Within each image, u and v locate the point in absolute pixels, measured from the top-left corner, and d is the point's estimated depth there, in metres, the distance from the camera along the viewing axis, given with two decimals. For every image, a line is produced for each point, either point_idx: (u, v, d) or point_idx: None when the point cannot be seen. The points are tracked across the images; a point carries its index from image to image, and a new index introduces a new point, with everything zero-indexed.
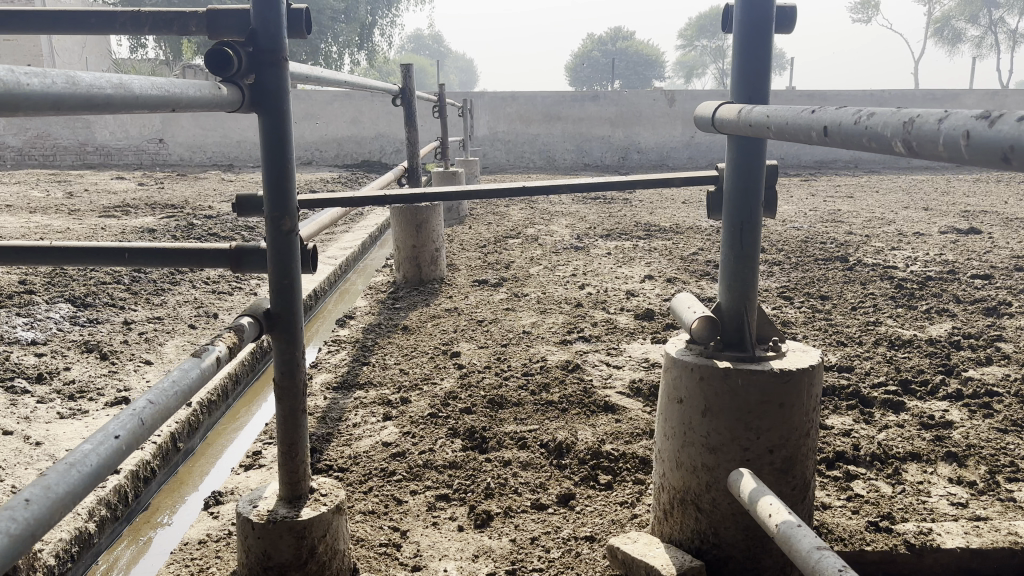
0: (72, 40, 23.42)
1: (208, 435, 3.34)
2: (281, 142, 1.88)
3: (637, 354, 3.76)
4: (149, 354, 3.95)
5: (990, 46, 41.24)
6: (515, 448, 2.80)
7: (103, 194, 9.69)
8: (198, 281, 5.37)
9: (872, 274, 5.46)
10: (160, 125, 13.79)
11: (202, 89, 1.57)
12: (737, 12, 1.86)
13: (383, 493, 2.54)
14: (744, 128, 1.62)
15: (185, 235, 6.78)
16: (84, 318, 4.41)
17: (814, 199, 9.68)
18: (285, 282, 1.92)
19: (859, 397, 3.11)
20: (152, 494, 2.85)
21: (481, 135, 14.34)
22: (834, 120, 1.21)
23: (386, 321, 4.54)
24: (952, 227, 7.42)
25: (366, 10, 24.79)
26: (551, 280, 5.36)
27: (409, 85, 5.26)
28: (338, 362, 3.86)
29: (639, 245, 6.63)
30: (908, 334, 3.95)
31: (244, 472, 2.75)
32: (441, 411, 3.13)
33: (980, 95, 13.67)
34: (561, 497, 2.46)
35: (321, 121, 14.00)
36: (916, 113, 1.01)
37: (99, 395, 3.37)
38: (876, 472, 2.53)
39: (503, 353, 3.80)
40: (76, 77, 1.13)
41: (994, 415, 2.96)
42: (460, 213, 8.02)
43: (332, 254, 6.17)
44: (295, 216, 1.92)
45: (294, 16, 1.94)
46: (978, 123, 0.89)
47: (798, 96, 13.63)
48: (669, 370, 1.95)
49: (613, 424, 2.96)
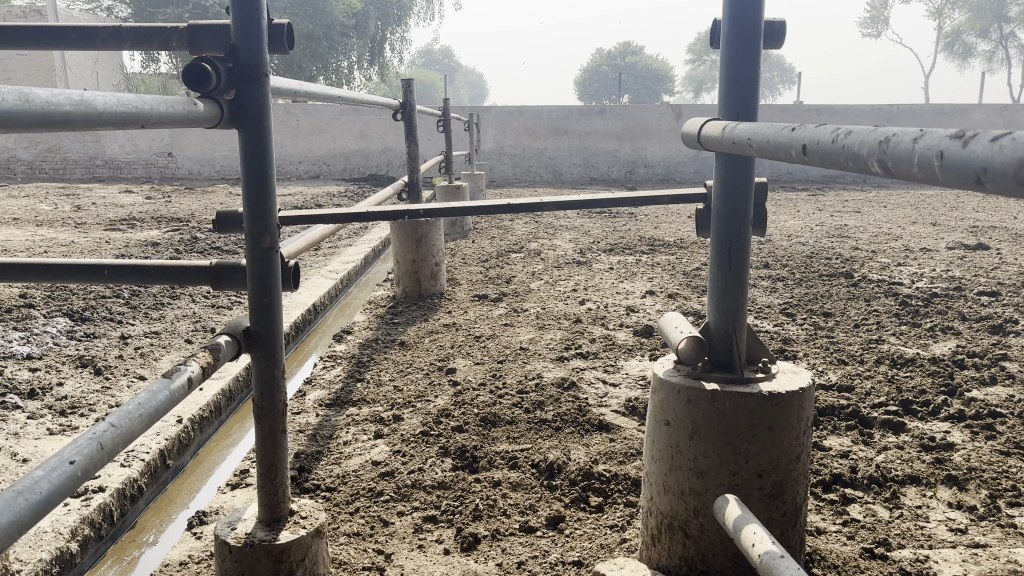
0: (83, 55, 23.69)
1: (199, 452, 3.31)
2: (261, 157, 1.85)
3: (634, 371, 3.71)
4: (144, 368, 3.91)
5: (1003, 60, 41.14)
6: (505, 468, 2.76)
7: (110, 207, 9.72)
8: (198, 295, 5.35)
9: (877, 291, 5.40)
10: (169, 139, 13.84)
11: (175, 104, 1.54)
12: (725, 25, 1.83)
13: (370, 514, 2.50)
14: (728, 145, 1.59)
15: (188, 249, 6.78)
16: (80, 333, 4.38)
17: (821, 213, 9.63)
18: (264, 300, 1.90)
19: (858, 417, 3.05)
20: (139, 513, 2.82)
21: (487, 150, 14.39)
22: (813, 138, 1.17)
23: (384, 336, 4.51)
24: (959, 243, 7.36)
25: (377, 24, 25.01)
26: (551, 295, 5.32)
27: (410, 99, 5.22)
28: (332, 379, 3.83)
29: (641, 260, 6.58)
30: (911, 352, 3.89)
31: (229, 491, 2.71)
32: (433, 429, 3.09)
33: (989, 110, 13.58)
34: (550, 519, 2.41)
35: (328, 135, 14.04)
36: (892, 132, 0.97)
37: (90, 411, 3.34)
38: (873, 496, 2.47)
39: (498, 370, 3.76)
40: (31, 94, 1.10)
41: (997, 437, 2.89)
42: (464, 227, 8.00)
43: (334, 268, 6.16)
44: (275, 233, 1.90)
45: (275, 31, 1.92)
46: (952, 143, 0.85)
47: (806, 110, 13.62)
48: (657, 391, 1.91)
49: (606, 444, 2.91)
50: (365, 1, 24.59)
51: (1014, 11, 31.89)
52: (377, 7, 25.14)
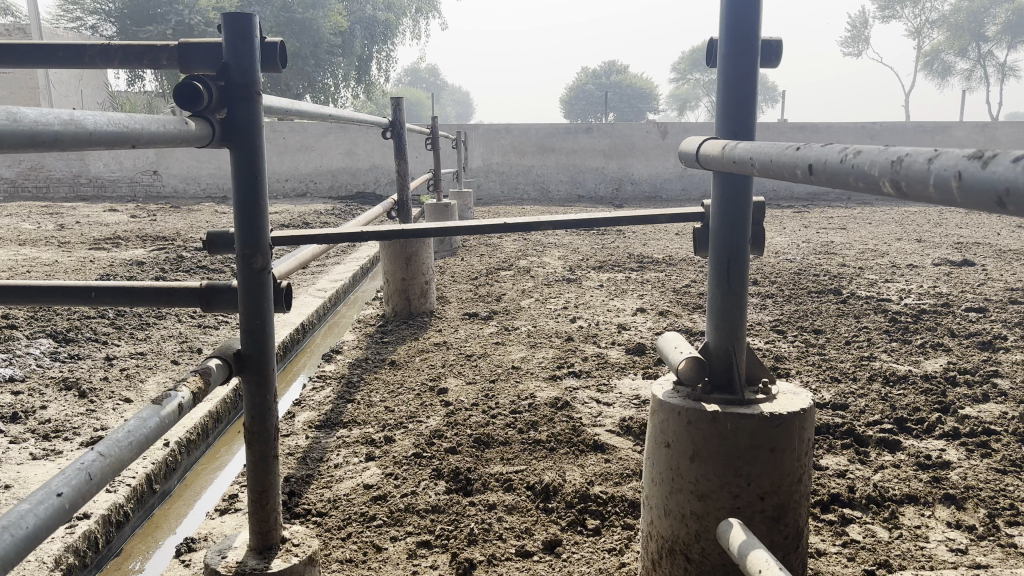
0: (67, 74, 23.63)
1: (186, 476, 3.25)
2: (253, 176, 1.83)
3: (627, 391, 3.68)
4: (129, 391, 3.84)
5: (981, 78, 41.76)
6: (501, 490, 2.71)
7: (94, 226, 9.62)
8: (184, 315, 5.27)
9: (866, 307, 5.42)
10: (154, 157, 13.77)
11: (165, 123, 1.51)
12: (721, 43, 1.82)
13: (363, 540, 2.44)
14: (728, 164, 1.57)
15: (174, 268, 6.71)
16: (64, 354, 4.31)
17: (807, 230, 9.69)
18: (256, 323, 1.87)
19: (853, 436, 3.04)
20: (125, 539, 2.75)
21: (475, 167, 14.40)
22: (819, 158, 1.16)
23: (374, 356, 4.46)
24: (944, 259, 7.41)
25: (362, 43, 25.22)
26: (541, 313, 5.30)
27: (399, 117, 5.19)
28: (322, 400, 3.77)
29: (631, 277, 6.57)
30: (903, 369, 3.88)
31: (218, 517, 2.63)
32: (426, 450, 3.05)
33: (970, 128, 13.75)
34: (547, 543, 2.37)
35: (316, 153, 14.01)
36: (905, 151, 0.95)
37: (75, 435, 3.27)
38: (872, 516, 2.44)
39: (491, 389, 3.72)
40: (18, 113, 1.06)
41: (993, 454, 2.88)
42: (452, 245, 7.98)
43: (323, 286, 6.12)
44: (266, 254, 1.88)
45: (268, 49, 1.89)
46: (970, 163, 0.83)
47: (790, 128, 13.75)
48: (657, 414, 1.88)
49: (602, 464, 2.88)
50: (351, 22, 24.76)
51: (991, 31, 32.42)
52: (363, 26, 25.26)
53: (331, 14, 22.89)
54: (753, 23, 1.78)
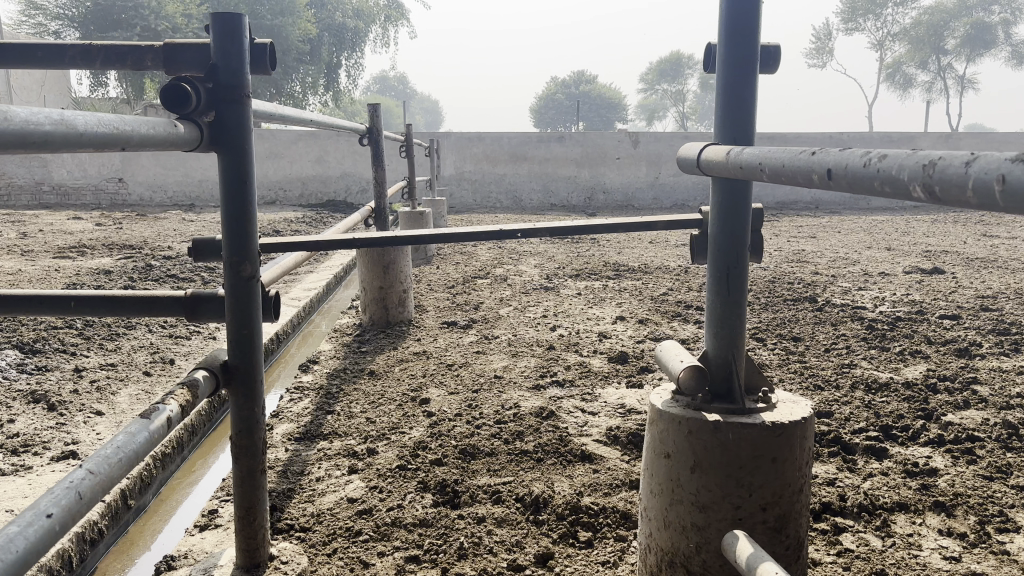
0: (28, 76, 23.15)
1: (161, 491, 3.15)
2: (242, 181, 1.79)
3: (612, 399, 3.65)
4: (101, 404, 3.72)
5: (941, 90, 42.69)
6: (488, 502, 2.67)
7: (58, 235, 9.38)
8: (154, 325, 5.14)
9: (842, 315, 5.46)
10: (120, 163, 13.53)
11: (155, 125, 1.45)
12: (721, 48, 1.80)
13: (349, 556, 2.37)
14: (732, 170, 1.55)
15: (142, 277, 6.55)
16: (31, 366, 4.16)
17: (778, 239, 9.78)
18: (244, 333, 1.84)
19: (840, 443, 3.04)
20: (99, 557, 2.65)
21: (447, 175, 14.33)
22: (837, 163, 1.14)
23: (352, 366, 4.39)
24: (914, 267, 7.50)
25: (330, 50, 25.13)
26: (521, 322, 5.26)
27: (377, 124, 5.11)
28: (300, 411, 3.69)
29: (608, 285, 6.57)
30: (884, 377, 3.90)
31: (198, 533, 2.52)
32: (410, 462, 2.99)
33: (935, 138, 13.99)
34: (539, 557, 2.32)
35: (285, 160, 13.84)
36: (938, 155, 0.94)
37: (44, 450, 3.15)
38: (865, 525, 2.43)
39: (474, 399, 3.66)
40: (8, 113, 1.00)
41: (978, 461, 2.89)
42: (428, 253, 7.91)
43: (296, 295, 6.02)
44: (255, 261, 1.84)
45: (258, 51, 1.84)
46: (1014, 166, 0.82)
47: (760, 138, 13.89)
48: (656, 424, 1.86)
49: (590, 475, 2.84)
50: (319, 30, 24.63)
51: (950, 43, 33.17)
52: (332, 33, 25.17)
53: (299, 22, 22.75)
54: (752, 29, 1.76)
